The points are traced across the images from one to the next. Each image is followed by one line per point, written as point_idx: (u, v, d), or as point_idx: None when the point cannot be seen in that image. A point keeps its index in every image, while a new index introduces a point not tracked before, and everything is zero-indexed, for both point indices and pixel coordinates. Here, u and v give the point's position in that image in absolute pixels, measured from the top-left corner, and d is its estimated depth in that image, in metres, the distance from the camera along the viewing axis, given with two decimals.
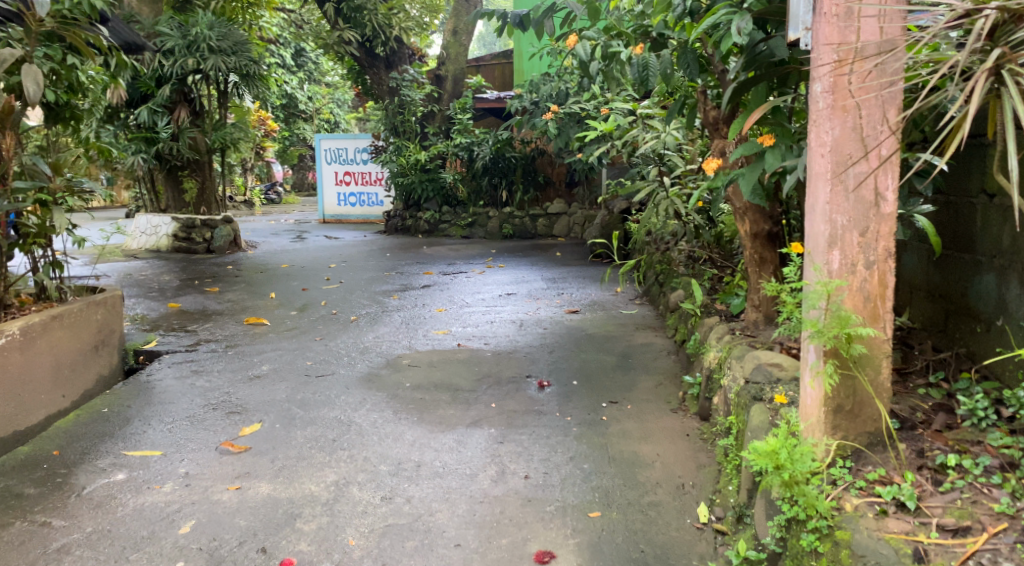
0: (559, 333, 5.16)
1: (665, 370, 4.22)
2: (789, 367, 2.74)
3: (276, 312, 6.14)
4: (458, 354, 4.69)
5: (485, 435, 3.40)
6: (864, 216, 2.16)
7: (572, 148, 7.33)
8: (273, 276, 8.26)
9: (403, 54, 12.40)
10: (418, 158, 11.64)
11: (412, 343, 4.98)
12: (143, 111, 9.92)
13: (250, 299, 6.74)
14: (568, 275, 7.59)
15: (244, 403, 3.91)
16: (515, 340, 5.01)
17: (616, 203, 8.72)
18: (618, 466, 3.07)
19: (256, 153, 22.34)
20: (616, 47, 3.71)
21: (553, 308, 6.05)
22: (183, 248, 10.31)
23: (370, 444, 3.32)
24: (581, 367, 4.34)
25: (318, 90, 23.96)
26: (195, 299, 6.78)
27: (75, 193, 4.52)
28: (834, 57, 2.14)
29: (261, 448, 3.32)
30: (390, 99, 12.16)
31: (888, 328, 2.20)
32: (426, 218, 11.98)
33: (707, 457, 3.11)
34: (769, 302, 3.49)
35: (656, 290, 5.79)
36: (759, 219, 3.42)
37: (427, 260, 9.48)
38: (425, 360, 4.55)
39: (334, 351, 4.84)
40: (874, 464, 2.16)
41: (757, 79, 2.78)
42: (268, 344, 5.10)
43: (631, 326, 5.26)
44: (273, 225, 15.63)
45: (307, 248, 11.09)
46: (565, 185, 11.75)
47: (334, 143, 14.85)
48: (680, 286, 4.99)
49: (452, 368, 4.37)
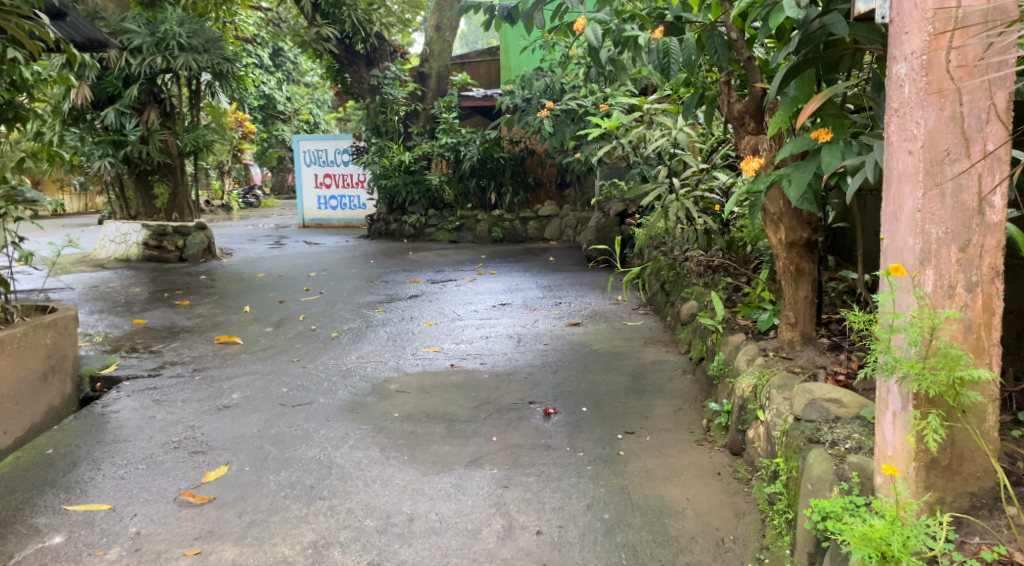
0: (561, 349, 4.73)
1: (684, 394, 3.79)
2: (850, 404, 2.33)
3: (250, 328, 5.67)
4: (452, 376, 4.25)
5: (487, 478, 2.96)
6: (964, 227, 1.75)
7: (568, 148, 6.88)
8: (249, 286, 7.78)
9: (384, 51, 11.95)
10: (402, 159, 11.18)
11: (400, 364, 4.52)
12: (109, 113, 9.34)
13: (223, 313, 6.25)
14: (564, 282, 7.19)
15: (210, 439, 3.45)
16: (514, 358, 4.57)
17: (614, 205, 8.31)
18: (645, 516, 2.65)
19: (234, 155, 21.80)
20: (631, 30, 3.27)
21: (552, 320, 5.61)
22: (154, 257, 9.77)
23: (355, 492, 2.88)
24: (589, 391, 3.91)
25: (297, 90, 23.46)
26: (163, 315, 6.28)
27: (18, 203, 4.03)
28: (928, 30, 1.74)
29: (228, 498, 2.85)
30: (372, 98, 11.70)
31: (995, 366, 1.78)
32: (411, 221, 11.54)
33: (746, 502, 2.70)
34: (808, 317, 3.09)
35: (664, 300, 5.42)
36: (797, 226, 3.03)
37: (413, 266, 9.03)
38: (415, 384, 4.09)
39: (313, 375, 4.38)
40: (982, 536, 1.77)
41: (803, 66, 2.44)
42: (241, 367, 4.62)
43: (639, 339, 4.84)
44: (250, 230, 15.10)
45: (286, 255, 10.59)
46: (555, 185, 11.32)
47: (313, 145, 14.33)
48: (693, 297, 4.59)
49: (446, 395, 3.92)
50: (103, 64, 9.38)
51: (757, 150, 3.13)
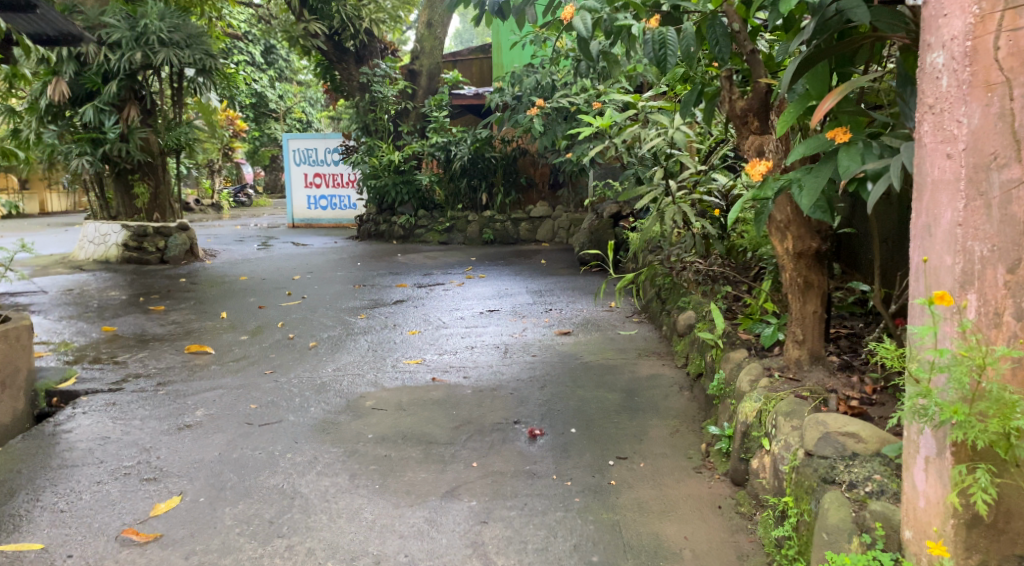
0: (550, 361, 4.46)
1: (681, 414, 3.53)
2: (869, 438, 2.06)
3: (224, 336, 5.39)
4: (433, 391, 3.97)
5: (464, 511, 2.70)
6: (1014, 242, 1.69)
7: (560, 148, 6.61)
8: (229, 290, 7.49)
9: (373, 48, 11.68)
10: (391, 159, 10.90)
11: (377, 378, 4.24)
12: (87, 110, 9.03)
13: (198, 320, 5.97)
14: (556, 287, 6.93)
15: (166, 464, 3.17)
16: (500, 371, 4.29)
17: (608, 207, 8.03)
18: (637, 558, 2.39)
19: (225, 154, 21.48)
20: (623, 19, 2.99)
21: (541, 328, 5.34)
22: (134, 258, 9.48)
23: (318, 529, 2.61)
24: (579, 410, 3.64)
25: (289, 88, 23.17)
26: (135, 321, 5.99)
27: None
28: (968, 20, 1.70)
29: (176, 535, 2.59)
30: (361, 96, 11.41)
31: None
32: (400, 222, 11.26)
33: (749, 543, 2.44)
34: (816, 335, 2.83)
35: (659, 308, 5.18)
36: (806, 235, 2.76)
37: (401, 269, 8.75)
38: (392, 401, 3.82)
39: (285, 389, 4.10)
40: None
41: (816, 57, 2.17)
42: (209, 380, 4.35)
43: (632, 351, 4.58)
44: (238, 230, 14.81)
45: (272, 256, 10.31)
46: (548, 186, 11.05)
47: (303, 144, 14.04)
48: (690, 307, 4.34)
49: (425, 413, 3.65)
50: (81, 59, 9.08)
51: (763, 151, 2.86)
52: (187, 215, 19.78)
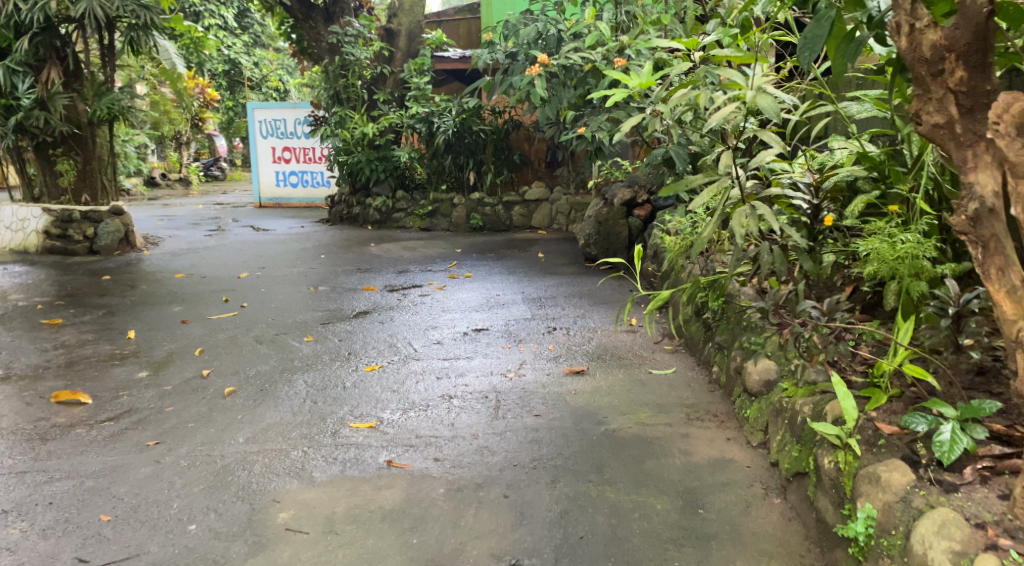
0: (561, 424, 3.12)
1: (780, 553, 2.21)
2: None
3: (117, 372, 4.01)
4: (386, 491, 2.62)
5: None
6: None
7: (566, 119, 5.19)
8: (156, 294, 6.09)
9: (345, 5, 10.17)
10: (365, 132, 9.47)
11: (305, 461, 2.87)
12: None
13: (95, 343, 4.58)
14: (560, 296, 5.58)
15: None
16: (489, 446, 2.93)
17: (618, 191, 6.71)
18: None
19: (194, 125, 19.85)
20: None
21: (545, 364, 3.97)
22: (58, 248, 8.03)
23: None
24: (613, 540, 2.30)
25: (264, 55, 21.45)
26: (12, 342, 4.59)
27: None
28: None
29: None
30: (331, 59, 9.94)
31: None
32: (376, 205, 9.81)
33: None
34: None
35: (708, 339, 3.83)
36: None
37: (373, 264, 7.38)
38: (319, 513, 2.49)
39: (165, 480, 2.74)
40: None
41: None
42: (63, 456, 2.98)
43: (676, 409, 3.24)
44: (197, 210, 13.32)
45: (225, 245, 8.89)
46: (545, 164, 9.61)
47: (270, 114, 12.52)
48: (768, 355, 2.98)
49: (368, 541, 2.32)
50: None
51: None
52: (151, 190, 18.23)
